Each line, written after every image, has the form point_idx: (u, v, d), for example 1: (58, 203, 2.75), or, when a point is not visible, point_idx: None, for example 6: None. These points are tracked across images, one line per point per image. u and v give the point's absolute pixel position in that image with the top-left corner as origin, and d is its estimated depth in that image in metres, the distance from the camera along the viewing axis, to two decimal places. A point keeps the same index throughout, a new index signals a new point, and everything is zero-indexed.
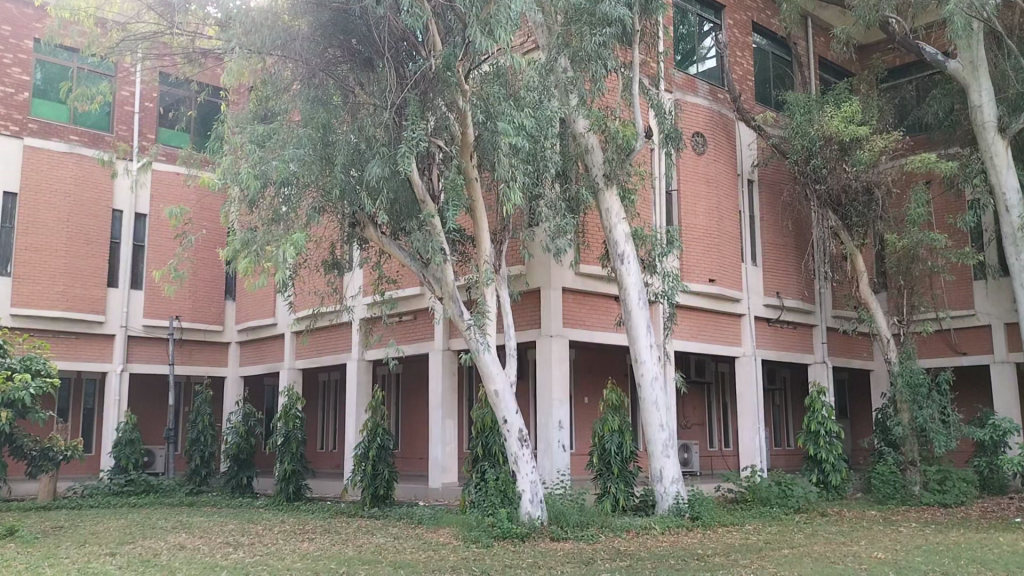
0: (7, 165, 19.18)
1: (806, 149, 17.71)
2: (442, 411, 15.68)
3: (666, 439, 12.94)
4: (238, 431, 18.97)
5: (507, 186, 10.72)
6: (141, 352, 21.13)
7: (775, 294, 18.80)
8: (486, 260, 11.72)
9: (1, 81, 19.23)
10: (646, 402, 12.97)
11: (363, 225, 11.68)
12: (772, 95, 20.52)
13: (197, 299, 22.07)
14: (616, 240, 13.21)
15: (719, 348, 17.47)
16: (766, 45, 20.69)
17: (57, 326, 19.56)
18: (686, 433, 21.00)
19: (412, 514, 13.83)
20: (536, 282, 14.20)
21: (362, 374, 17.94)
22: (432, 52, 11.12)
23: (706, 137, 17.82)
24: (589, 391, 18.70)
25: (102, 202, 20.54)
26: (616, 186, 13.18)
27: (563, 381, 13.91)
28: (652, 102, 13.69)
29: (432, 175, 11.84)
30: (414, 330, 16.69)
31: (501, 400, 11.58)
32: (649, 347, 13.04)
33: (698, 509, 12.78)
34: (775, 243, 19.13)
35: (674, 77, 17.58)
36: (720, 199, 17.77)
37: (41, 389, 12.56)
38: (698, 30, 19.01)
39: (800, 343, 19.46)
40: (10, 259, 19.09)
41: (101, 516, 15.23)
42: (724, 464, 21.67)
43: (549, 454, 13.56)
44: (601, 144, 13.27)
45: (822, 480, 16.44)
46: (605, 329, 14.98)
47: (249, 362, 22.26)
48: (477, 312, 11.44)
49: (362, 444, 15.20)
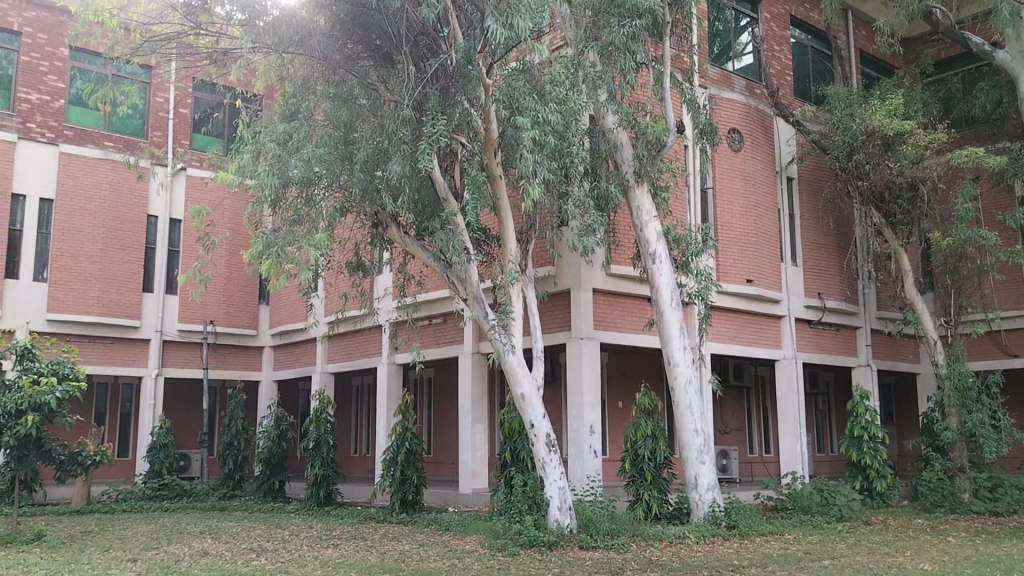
0: (44, 172, 19.33)
1: (846, 145, 17.17)
2: (472, 415, 15.40)
3: (701, 445, 12.50)
4: (270, 435, 18.88)
5: (530, 181, 10.38)
6: (176, 357, 21.20)
7: (816, 294, 18.23)
8: (511, 259, 11.42)
9: (37, 89, 19.36)
10: (680, 406, 12.54)
11: (386, 224, 11.46)
12: (812, 90, 19.94)
13: (231, 304, 22.07)
14: (647, 238, 12.80)
15: (758, 350, 16.96)
16: (805, 39, 20.12)
17: (92, 331, 19.66)
18: (725, 438, 20.46)
19: (440, 520, 13.54)
20: (566, 283, 13.87)
21: (392, 379, 17.77)
22: (452, 46, 10.88)
23: (742, 133, 17.34)
24: (623, 395, 18.28)
25: (136, 208, 20.61)
26: (646, 183, 12.79)
27: (594, 385, 13.53)
28: (684, 96, 13.30)
29: (455, 173, 11.61)
30: (443, 333, 16.44)
31: (528, 404, 11.23)
32: (683, 349, 12.61)
33: (735, 517, 12.32)
34: (817, 242, 18.54)
35: (708, 73, 17.12)
36: (757, 197, 17.26)
37: (68, 393, 12.53)
38: (734, 25, 18.50)
39: (843, 345, 18.85)
40: (47, 265, 19.24)
41: (132, 521, 15.19)
42: (764, 470, 21.08)
43: (580, 459, 13.19)
44: (630, 140, 12.84)
45: (867, 488, 15.82)
46: (637, 332, 14.58)
47: (283, 366, 22.20)
48: (502, 312, 11.15)
49: (391, 448, 14.94)
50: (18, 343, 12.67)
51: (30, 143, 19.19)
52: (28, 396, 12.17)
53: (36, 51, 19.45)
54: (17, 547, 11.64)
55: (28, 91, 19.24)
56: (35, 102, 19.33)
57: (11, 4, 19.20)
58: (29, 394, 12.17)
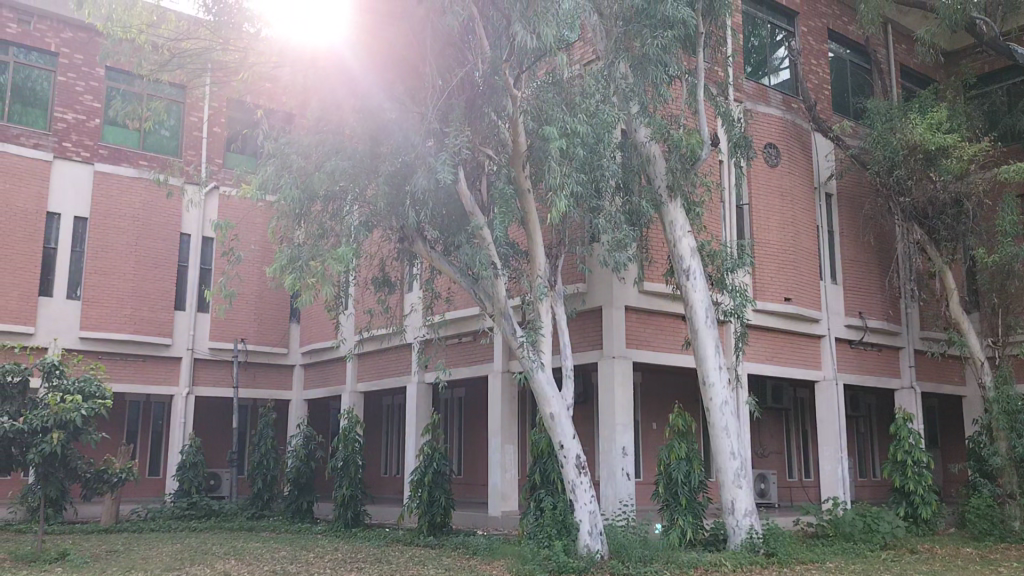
0: (78, 190, 19.47)
1: (887, 160, 16.59)
2: (501, 436, 15.06)
3: (738, 468, 12.04)
4: (299, 454, 18.67)
5: (557, 194, 10.08)
6: (207, 375, 21.14)
7: (857, 313, 17.68)
8: (540, 275, 11.14)
9: (73, 109, 19.54)
10: (716, 428, 12.10)
11: (412, 240, 11.25)
12: (851, 105, 19.47)
13: (263, 323, 22.00)
14: (681, 254, 12.43)
15: (796, 371, 16.44)
16: (844, 53, 19.69)
17: (124, 349, 19.68)
18: (763, 462, 19.89)
19: (468, 544, 13.20)
20: (597, 300, 13.54)
21: (421, 398, 17.52)
22: (480, 56, 10.71)
23: (779, 148, 16.92)
24: (657, 416, 17.83)
25: (169, 226, 20.64)
26: (680, 198, 12.45)
27: (626, 405, 13.13)
28: (719, 109, 12.99)
29: (483, 188, 11.41)
30: (473, 352, 16.16)
31: (557, 424, 10.90)
32: (718, 368, 12.19)
33: (773, 545, 11.81)
34: (857, 260, 18.00)
35: (743, 86, 16.76)
36: (795, 213, 16.80)
37: (93, 410, 12.40)
38: (770, 40, 18.08)
39: (885, 366, 18.24)
40: (80, 283, 19.32)
41: (158, 540, 15.04)
42: (804, 495, 20.43)
43: (612, 482, 12.79)
44: (663, 153, 12.51)
45: (911, 514, 15.17)
46: (672, 350, 14.18)
47: (313, 385, 22.04)
48: (530, 330, 10.85)
49: (418, 469, 14.64)
50: (46, 359, 12.61)
51: (66, 162, 19.34)
52: (54, 413, 12.07)
53: (73, 71, 19.66)
54: (40, 566, 11.51)
55: (64, 111, 19.43)
56: (71, 121, 19.51)
57: (49, 25, 19.47)
58: (54, 411, 12.06)
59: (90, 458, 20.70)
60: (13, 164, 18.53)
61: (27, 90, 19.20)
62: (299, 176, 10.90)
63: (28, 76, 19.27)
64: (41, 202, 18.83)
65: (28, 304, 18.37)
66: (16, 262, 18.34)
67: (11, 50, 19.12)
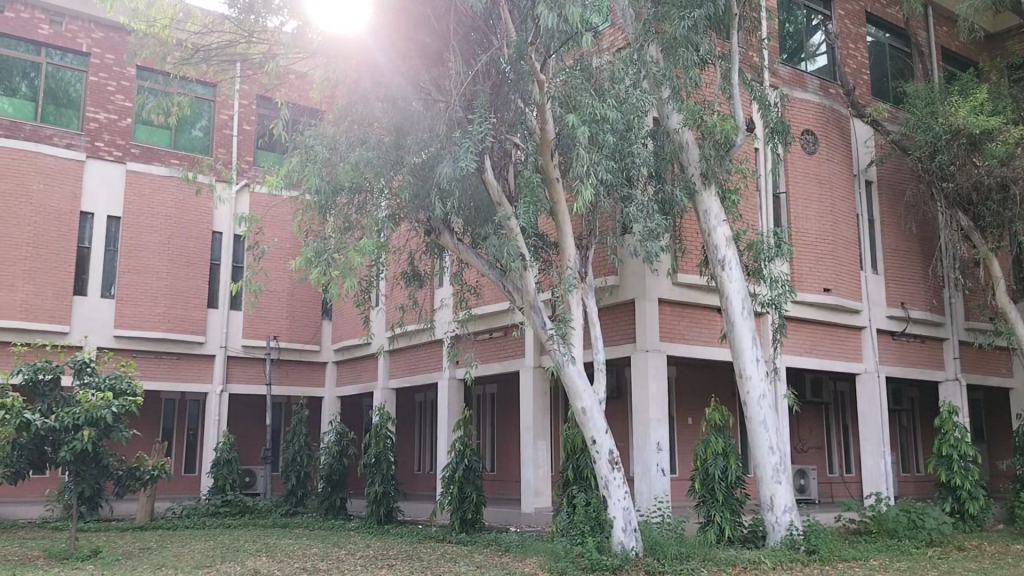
0: (112, 190, 19.57)
1: (930, 145, 16.09)
2: (534, 431, 14.81)
3: (777, 464, 11.67)
4: (331, 451, 18.59)
5: (585, 181, 9.84)
6: (240, 373, 21.16)
7: (899, 304, 17.17)
8: (569, 266, 10.88)
9: (105, 109, 19.65)
10: (754, 422, 11.75)
11: (439, 231, 11.09)
12: (890, 90, 18.93)
13: (294, 320, 21.93)
14: (716, 243, 12.08)
15: (837, 364, 16.00)
16: (883, 36, 19.14)
17: (159, 347, 19.76)
18: (802, 457, 19.43)
19: (500, 540, 13.00)
20: (630, 292, 13.23)
21: (453, 394, 17.33)
22: (506, 42, 10.49)
23: (817, 134, 16.48)
24: (693, 411, 17.47)
25: (201, 224, 20.67)
26: (714, 185, 12.11)
27: (661, 400, 12.81)
28: (754, 94, 12.66)
29: (510, 177, 11.20)
30: (504, 347, 15.94)
31: (589, 418, 10.65)
32: (755, 361, 11.83)
33: (815, 542, 11.43)
34: (899, 249, 17.48)
35: (779, 71, 16.31)
36: (834, 201, 16.35)
37: (124, 408, 12.37)
38: (805, 24, 17.62)
39: (929, 358, 17.72)
40: (115, 282, 19.42)
41: (191, 537, 15.06)
42: (845, 491, 19.94)
43: (647, 478, 12.50)
44: (697, 140, 12.19)
45: (958, 510, 14.69)
46: (708, 344, 13.84)
47: (345, 383, 21.96)
48: (560, 322, 10.63)
49: (449, 466, 14.46)
50: (77, 358, 12.63)
51: (99, 161, 19.46)
52: (85, 411, 12.05)
53: (105, 72, 19.76)
54: (72, 564, 11.52)
55: (97, 111, 19.54)
56: (103, 121, 19.62)
57: (80, 25, 19.57)
58: (85, 409, 12.04)
59: (124, 455, 20.83)
60: (46, 164, 18.63)
61: (60, 90, 19.31)
62: (325, 168, 10.76)
63: (61, 76, 19.40)
64: (74, 201, 18.93)
65: (63, 303, 18.49)
66: (51, 262, 18.47)
67: (44, 51, 19.24)
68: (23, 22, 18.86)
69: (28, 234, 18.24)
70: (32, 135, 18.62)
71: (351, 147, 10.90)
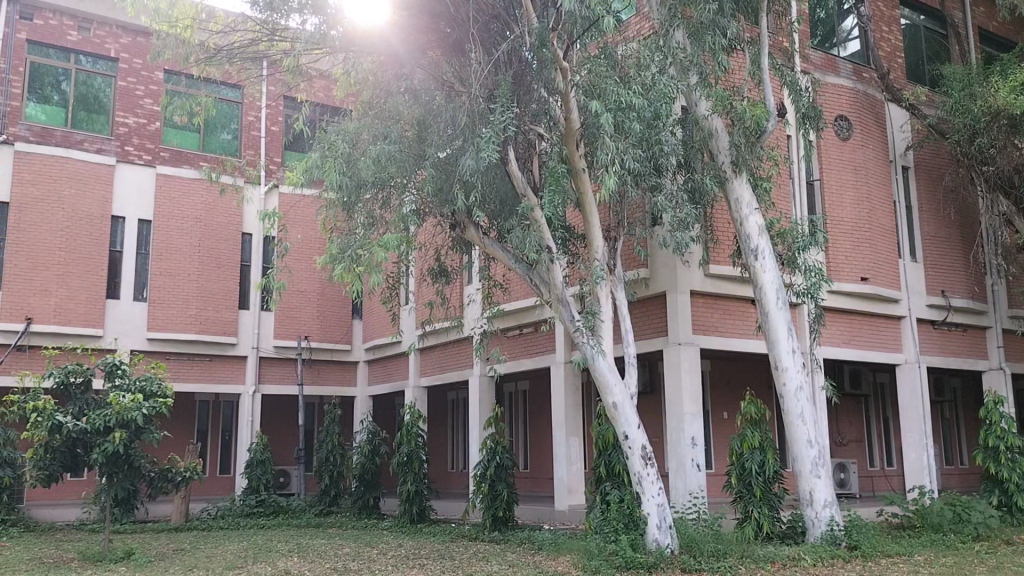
0: (142, 194, 19.67)
1: (968, 128, 15.63)
2: (565, 428, 14.58)
3: (816, 458, 11.35)
4: (363, 450, 18.52)
5: (609, 170, 9.61)
6: (272, 373, 21.16)
7: (940, 292, 16.71)
8: (598, 258, 10.65)
9: (133, 113, 19.72)
10: (790, 415, 11.44)
11: (464, 226, 10.96)
12: (926, 73, 18.43)
13: (325, 320, 21.88)
14: (748, 233, 11.75)
15: (876, 355, 15.60)
16: (917, 18, 18.61)
17: (190, 349, 19.82)
18: (841, 451, 19.00)
19: (533, 538, 12.82)
20: (660, 285, 12.98)
21: (484, 391, 17.17)
22: (530, 32, 10.33)
23: (851, 120, 16.06)
24: (727, 405, 17.12)
25: (231, 226, 20.70)
26: (745, 173, 11.79)
27: (695, 393, 12.54)
28: (784, 79, 12.33)
29: (536, 170, 11.02)
30: (534, 343, 15.75)
31: (620, 413, 10.42)
32: (791, 352, 11.52)
33: (857, 538, 11.09)
34: (938, 236, 17.00)
35: (811, 57, 15.91)
36: (870, 188, 15.92)
37: (154, 410, 12.34)
38: (836, 8, 17.19)
39: (972, 347, 17.23)
40: (146, 285, 19.52)
41: (225, 538, 15.07)
42: (887, 485, 19.51)
43: (681, 473, 12.24)
44: (727, 127, 11.90)
45: (1006, 503, 14.17)
46: (742, 336, 13.53)
47: (376, 382, 21.90)
48: (587, 316, 10.41)
49: (481, 463, 14.31)
50: (108, 359, 12.64)
51: (128, 166, 19.55)
52: (116, 413, 12.02)
53: (133, 76, 19.83)
54: (105, 566, 11.53)
55: (126, 115, 19.62)
56: (132, 125, 19.70)
57: (108, 31, 19.68)
58: (116, 411, 12.02)
59: (157, 458, 20.97)
60: (77, 170, 18.74)
61: (90, 96, 19.43)
62: (348, 163, 10.66)
63: (90, 82, 19.50)
64: (106, 206, 19.05)
65: (96, 307, 18.62)
66: (83, 266, 18.60)
67: (73, 57, 19.34)
68: (52, 29, 19.00)
69: (61, 239, 18.39)
70: (63, 140, 18.77)
71: (374, 142, 10.78)
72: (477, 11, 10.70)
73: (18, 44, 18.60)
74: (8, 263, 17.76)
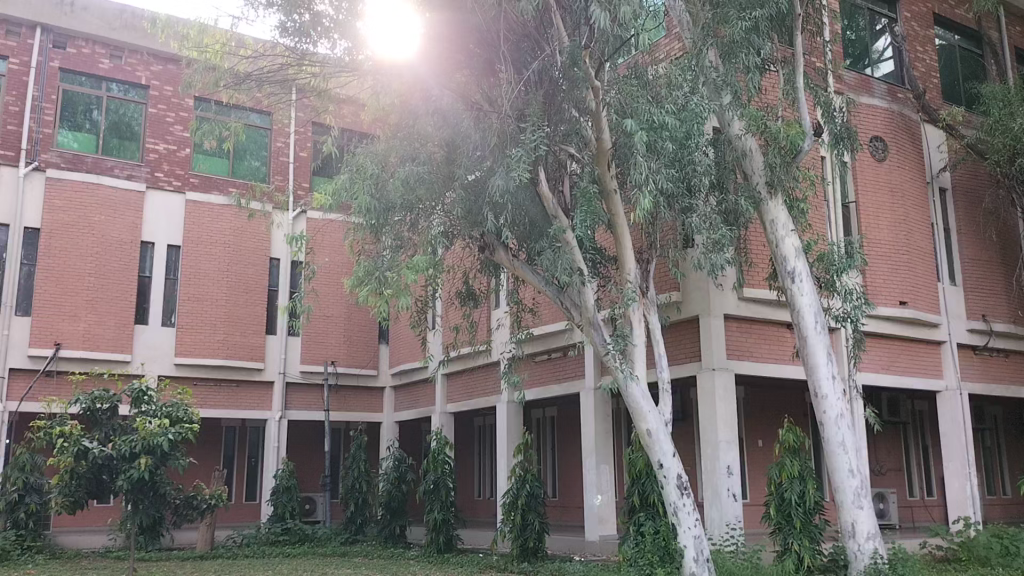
0: (172, 220, 19.70)
1: (1009, 147, 15.18)
2: (596, 456, 14.23)
3: (858, 488, 10.95)
4: (390, 478, 18.24)
5: (642, 190, 9.38)
6: (299, 399, 21.00)
7: (981, 316, 16.24)
8: (630, 281, 10.40)
9: (164, 140, 19.83)
10: (831, 444, 11.05)
11: (493, 248, 10.80)
12: (963, 93, 18.06)
13: (352, 345, 21.75)
14: (784, 255, 11.43)
15: (916, 382, 15.15)
16: (951, 38, 18.25)
17: (218, 374, 19.74)
18: (880, 480, 18.44)
19: (564, 570, 12.45)
20: (694, 309, 12.69)
21: (512, 417, 16.89)
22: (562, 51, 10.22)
23: (886, 141, 15.73)
24: (763, 433, 16.68)
25: (260, 251, 20.65)
26: (781, 194, 11.52)
27: (730, 420, 12.18)
28: (818, 99, 12.09)
29: (567, 191, 10.87)
30: (563, 368, 15.48)
31: (655, 441, 10.12)
32: (831, 378, 11.14)
33: (902, 572, 10.61)
34: (978, 258, 16.55)
35: (845, 77, 15.63)
36: (908, 210, 15.55)
37: (181, 435, 12.16)
38: (869, 30, 16.89)
39: (1015, 373, 16.70)
40: (175, 311, 19.51)
41: (250, 567, 14.82)
42: (927, 516, 18.89)
43: (717, 504, 11.87)
44: (761, 147, 11.65)
45: None
46: (777, 361, 13.16)
47: (403, 408, 21.68)
48: (620, 340, 10.14)
49: (510, 492, 14.01)
50: (135, 385, 12.54)
51: (159, 192, 19.60)
52: (142, 439, 11.90)
53: (164, 103, 19.96)
54: None
55: (156, 141, 19.73)
56: (163, 152, 19.80)
57: (139, 59, 19.82)
58: (142, 436, 11.90)
59: (184, 484, 20.86)
60: (108, 196, 18.83)
61: (121, 123, 19.57)
62: (377, 185, 10.66)
63: (121, 109, 19.64)
64: (136, 232, 19.10)
65: (124, 333, 18.63)
66: (113, 292, 18.64)
67: (105, 85, 19.52)
68: (85, 58, 19.18)
69: (90, 265, 18.43)
70: (94, 167, 18.89)
71: (402, 165, 10.71)
72: (508, 31, 10.59)
73: (52, 73, 18.78)
74: (38, 289, 17.84)
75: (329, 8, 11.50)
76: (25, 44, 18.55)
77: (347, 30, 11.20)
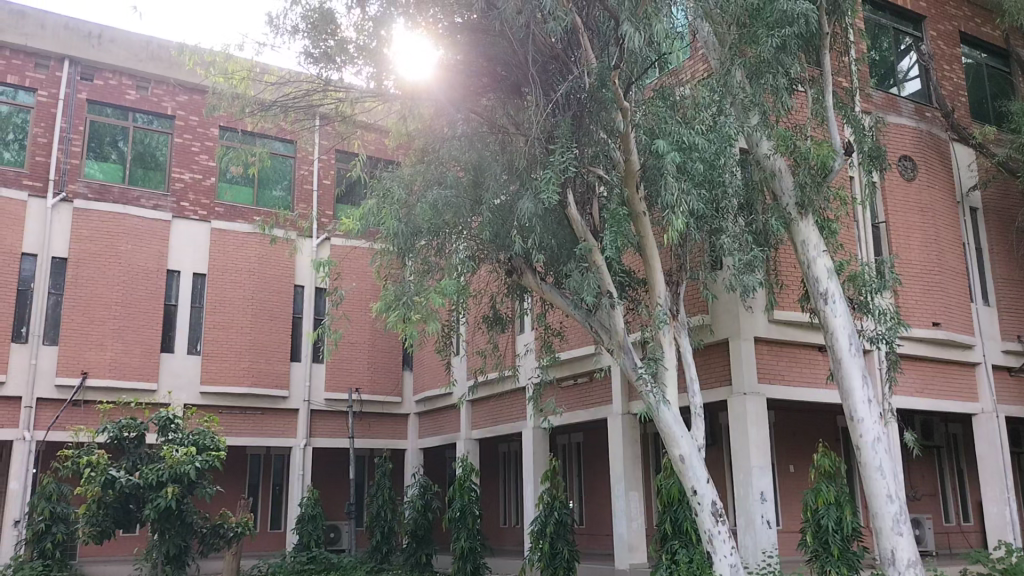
0: (197, 248, 19.81)
1: None
2: (625, 483, 13.99)
3: (897, 514, 10.55)
4: (415, 505, 18.05)
5: (672, 212, 9.26)
6: (323, 426, 20.90)
7: (1015, 336, 15.94)
8: (659, 304, 10.23)
9: (190, 169, 19.96)
10: (868, 468, 10.71)
11: (522, 272, 10.78)
12: (991, 111, 17.85)
13: (377, 372, 21.69)
14: (817, 276, 11.15)
15: (951, 404, 14.81)
16: (979, 56, 18.05)
17: (244, 402, 19.71)
18: (915, 506, 18.05)
19: None
20: (724, 332, 12.52)
21: (538, 443, 16.71)
22: (586, 70, 10.31)
23: (915, 160, 15.53)
24: (794, 458, 16.34)
25: (285, 279, 20.70)
26: (812, 215, 11.28)
27: (762, 445, 11.94)
28: (848, 118, 11.95)
29: (595, 213, 10.80)
30: (590, 394, 15.30)
31: (688, 466, 9.91)
32: (867, 402, 10.83)
33: None
34: (1011, 278, 16.26)
35: (872, 97, 15.48)
36: (939, 230, 15.31)
37: (206, 463, 12.26)
38: (894, 49, 16.75)
39: None
40: (200, 338, 19.55)
41: None
42: (964, 542, 18.42)
43: (751, 530, 11.62)
44: (790, 167, 11.50)
45: None
46: (810, 385, 12.91)
47: (427, 435, 21.53)
48: (651, 363, 9.96)
49: (538, 519, 13.83)
50: (161, 414, 12.65)
51: (184, 221, 19.71)
52: (170, 467, 11.89)
53: (189, 133, 20.09)
54: None
55: (182, 171, 19.87)
56: (188, 181, 19.93)
57: (165, 89, 19.97)
58: (170, 464, 11.92)
59: (209, 512, 20.81)
60: (134, 226, 18.99)
61: (147, 154, 19.72)
62: (403, 210, 10.63)
63: (147, 139, 19.80)
64: (162, 260, 19.20)
65: (150, 361, 18.69)
66: (139, 321, 18.71)
67: (131, 116, 19.68)
68: (112, 89, 19.37)
69: (117, 294, 18.54)
70: (120, 197, 19.04)
71: (428, 189, 10.68)
72: (535, 54, 10.59)
73: (79, 104, 18.97)
74: (65, 318, 17.95)
75: (354, 34, 11.52)
76: (53, 76, 18.76)
77: (370, 56, 11.20)
